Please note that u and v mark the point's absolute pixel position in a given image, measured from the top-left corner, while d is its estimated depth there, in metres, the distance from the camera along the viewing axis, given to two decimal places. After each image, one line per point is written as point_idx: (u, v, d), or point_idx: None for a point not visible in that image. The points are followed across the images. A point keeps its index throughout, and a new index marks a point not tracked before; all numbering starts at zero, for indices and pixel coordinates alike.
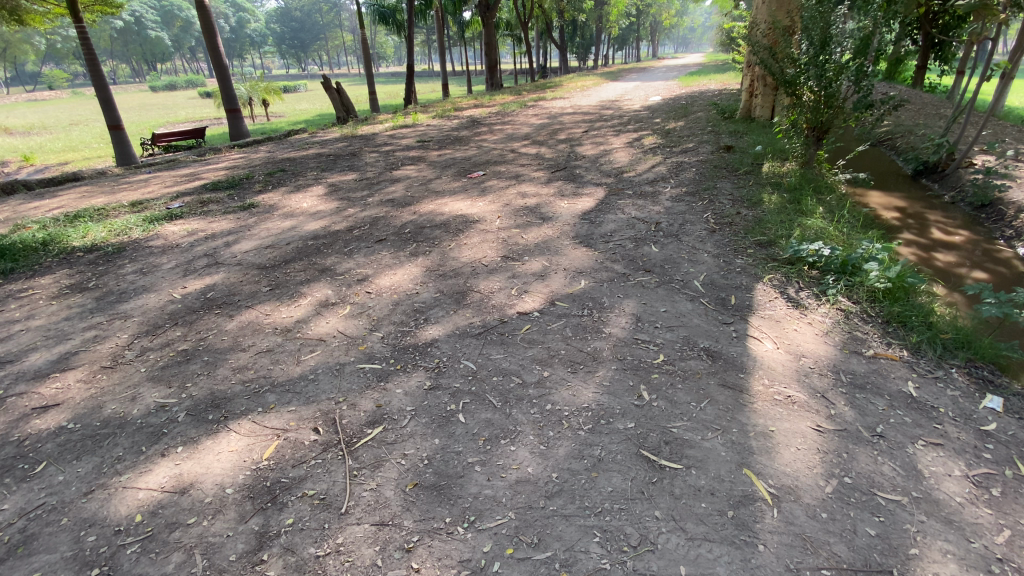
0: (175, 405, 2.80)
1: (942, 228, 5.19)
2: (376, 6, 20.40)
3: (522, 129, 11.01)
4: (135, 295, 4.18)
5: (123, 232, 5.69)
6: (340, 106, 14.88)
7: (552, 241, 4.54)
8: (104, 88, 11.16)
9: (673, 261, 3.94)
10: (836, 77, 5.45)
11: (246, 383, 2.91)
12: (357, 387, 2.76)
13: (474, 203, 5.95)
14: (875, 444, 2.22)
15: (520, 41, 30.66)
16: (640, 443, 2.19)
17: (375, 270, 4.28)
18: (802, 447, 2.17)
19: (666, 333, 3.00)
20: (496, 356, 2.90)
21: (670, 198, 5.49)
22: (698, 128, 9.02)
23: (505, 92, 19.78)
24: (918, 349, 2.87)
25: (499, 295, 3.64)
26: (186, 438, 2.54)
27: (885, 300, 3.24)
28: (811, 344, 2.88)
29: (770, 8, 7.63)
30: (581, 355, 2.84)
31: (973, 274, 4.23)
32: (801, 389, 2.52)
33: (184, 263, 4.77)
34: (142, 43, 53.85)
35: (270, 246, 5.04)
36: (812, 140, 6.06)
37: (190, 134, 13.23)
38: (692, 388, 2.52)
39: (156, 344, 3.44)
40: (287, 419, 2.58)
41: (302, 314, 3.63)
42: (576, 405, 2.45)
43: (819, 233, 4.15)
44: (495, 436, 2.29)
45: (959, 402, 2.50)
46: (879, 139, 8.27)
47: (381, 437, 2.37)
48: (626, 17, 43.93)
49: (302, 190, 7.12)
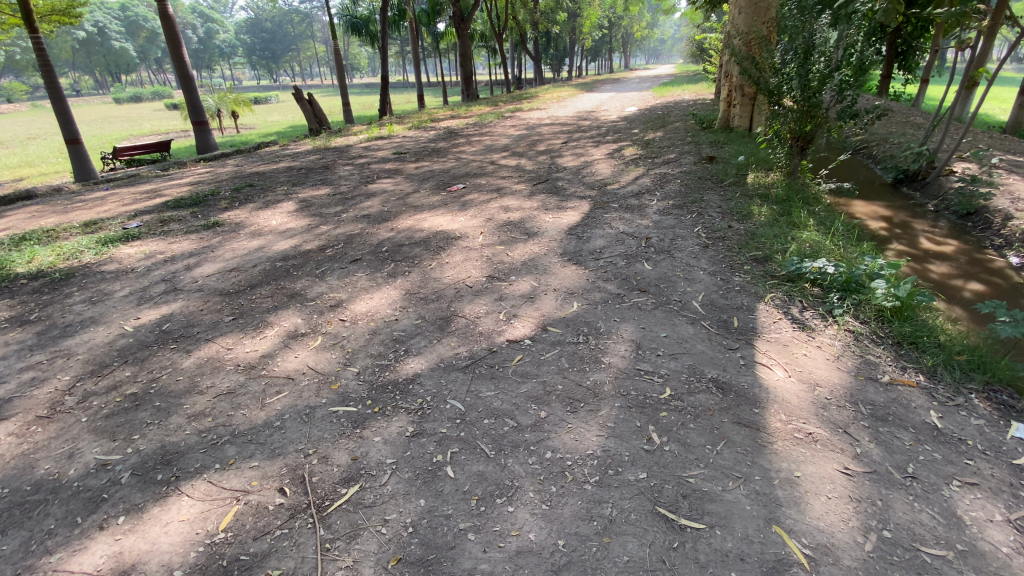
0: (119, 463, 2.43)
1: (930, 237, 5.15)
2: (348, 16, 20.06)
3: (501, 140, 10.84)
4: (81, 329, 3.76)
5: (74, 255, 5.22)
6: (313, 117, 14.46)
7: (538, 259, 4.29)
8: (61, 101, 10.55)
9: (668, 279, 3.74)
10: (820, 87, 5.35)
11: (202, 434, 2.56)
12: (330, 436, 2.44)
13: (454, 218, 5.69)
14: (909, 487, 2.01)
15: (494, 53, 30.74)
16: (655, 498, 1.95)
17: (350, 294, 3.97)
18: (832, 496, 1.95)
19: (670, 362, 2.77)
20: (486, 393, 2.62)
21: (658, 211, 5.31)
22: (678, 138, 8.95)
23: (483, 103, 19.72)
24: (934, 373, 2.71)
25: (485, 320, 3.37)
26: (129, 505, 2.18)
27: (893, 320, 3.08)
28: (824, 371, 2.69)
29: (748, 17, 7.65)
30: (580, 391, 2.58)
31: (970, 285, 4.16)
32: (821, 425, 2.31)
33: (138, 290, 4.36)
34: (106, 53, 52.02)
35: (235, 269, 4.66)
36: (796, 149, 5.99)
37: (154, 147, 12.65)
38: (705, 428, 2.29)
39: (101, 387, 3.05)
40: (249, 478, 2.25)
41: (267, 348, 3.29)
42: (579, 452, 2.19)
43: (816, 248, 4.01)
44: (490, 495, 2.01)
45: (987, 433, 2.31)
46: (857, 148, 8.33)
47: (357, 499, 2.07)
48: (599, 28, 44.62)
49: (271, 207, 6.73)
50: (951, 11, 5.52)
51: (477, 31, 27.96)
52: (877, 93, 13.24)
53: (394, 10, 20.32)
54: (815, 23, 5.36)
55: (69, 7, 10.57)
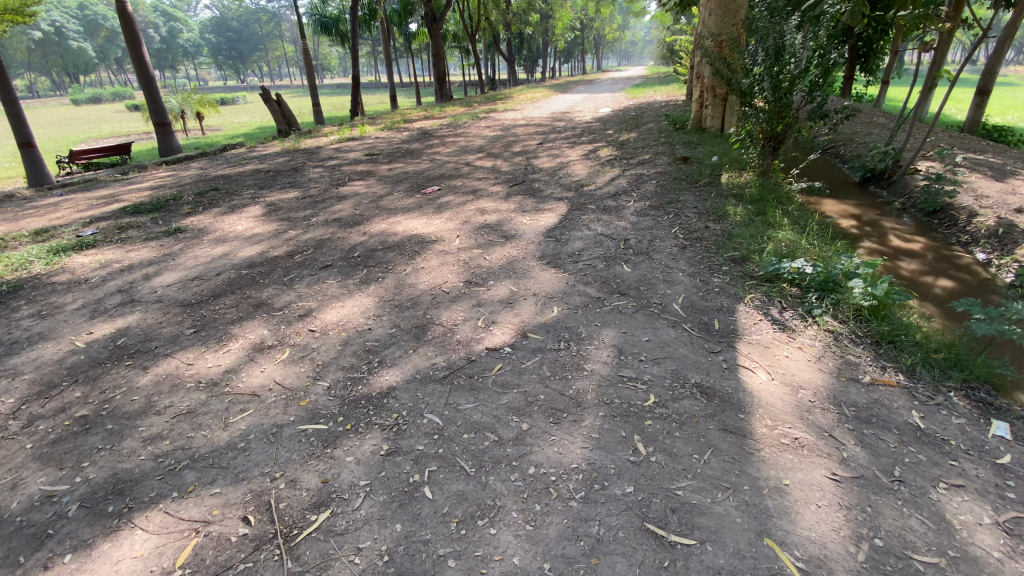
0: (66, 494, 2.23)
1: (899, 235, 5.25)
2: (317, 16, 19.61)
3: (476, 141, 10.72)
4: (28, 346, 3.49)
5: (22, 266, 4.89)
6: (282, 119, 14.08)
7: (517, 262, 4.20)
8: (12, 102, 10.02)
9: (648, 281, 3.69)
10: (791, 88, 5.38)
11: (159, 459, 2.37)
12: (299, 457, 2.29)
13: (430, 220, 5.56)
14: (897, 491, 1.98)
15: (468, 55, 30.47)
16: (644, 513, 1.87)
17: (320, 302, 3.80)
18: (822, 504, 1.90)
19: (653, 367, 2.71)
20: (465, 406, 2.51)
21: (635, 212, 5.28)
22: (652, 139, 8.98)
23: (457, 104, 19.59)
24: (913, 372, 2.72)
25: (463, 328, 3.26)
26: (77, 542, 2.00)
27: (872, 319, 3.09)
28: (806, 373, 2.66)
29: (719, 19, 7.74)
30: (563, 400, 2.49)
31: (940, 282, 4.24)
32: (806, 429, 2.28)
33: (92, 302, 4.09)
34: (62, 53, 49.84)
35: (198, 278, 4.43)
36: (768, 149, 6.04)
37: (114, 150, 12.14)
38: (691, 436, 2.23)
39: (48, 410, 2.81)
40: (210, 506, 2.09)
41: (230, 362, 3.11)
42: (563, 466, 2.10)
43: (792, 247, 4.03)
44: (471, 516, 1.91)
45: (969, 433, 2.32)
46: (824, 147, 8.51)
47: (328, 526, 1.94)
48: (572, 30, 44.89)
49: (237, 212, 6.46)
50: (914, 13, 5.53)
51: (450, 31, 27.77)
52: (841, 95, 13.60)
53: (364, 9, 19.91)
54: (784, 24, 5.39)
55: (23, 6, 9.99)
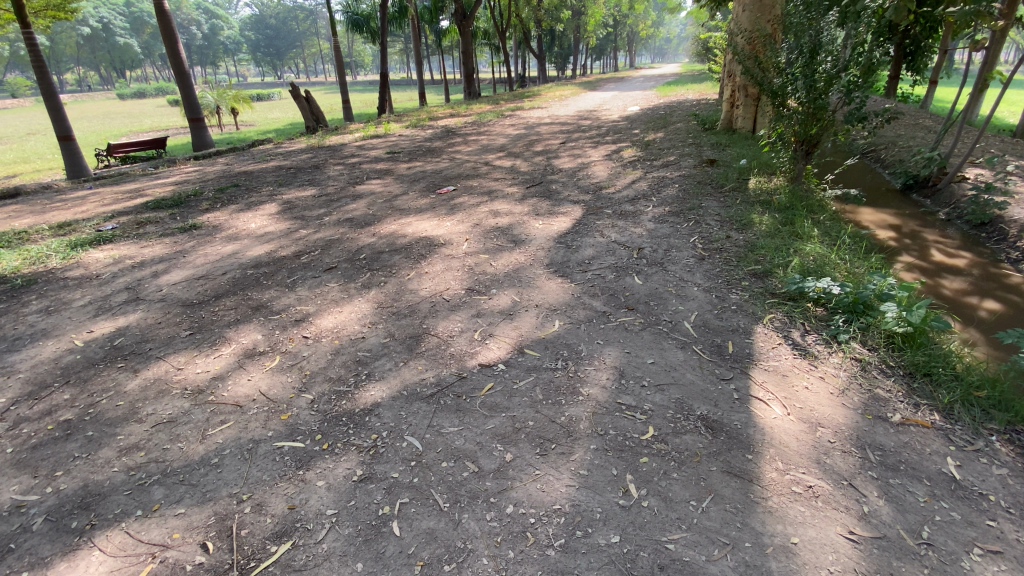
0: (34, 505, 2.14)
1: (942, 250, 4.84)
2: (349, 13, 19.72)
3: (498, 140, 10.56)
4: (29, 343, 3.49)
5: (39, 260, 4.96)
6: (310, 115, 14.23)
7: (523, 269, 4.02)
8: (53, 96, 10.35)
9: (658, 295, 3.46)
10: (827, 88, 5.00)
11: (131, 472, 2.28)
12: (269, 479, 2.17)
13: (440, 222, 5.43)
14: (924, 557, 1.72)
15: (497, 52, 30.19)
16: (628, 568, 1.68)
17: (318, 307, 3.70)
18: (835, 569, 1.66)
19: (655, 395, 2.49)
20: (448, 430, 2.35)
21: (652, 218, 5.02)
22: (678, 140, 8.64)
23: (484, 102, 19.53)
24: (950, 412, 2.42)
25: (459, 340, 3.10)
26: (34, 560, 1.91)
27: (905, 347, 2.79)
28: (826, 407, 2.40)
29: (752, 15, 7.35)
30: (553, 429, 2.30)
31: (986, 303, 3.87)
32: (822, 476, 2.02)
33: (98, 299, 4.11)
34: (111, 50, 51.97)
35: (203, 277, 4.40)
36: (800, 153, 5.58)
37: (148, 144, 12.49)
38: (690, 479, 2.01)
39: (34, 412, 2.76)
40: (171, 529, 1.98)
41: (219, 368, 3.03)
42: (545, 506, 1.92)
43: (820, 262, 3.73)
44: (438, 559, 1.75)
45: (1012, 486, 2.03)
46: (863, 151, 8.00)
47: (287, 560, 1.81)
48: (605, 26, 44.15)
49: (253, 209, 6.47)
50: (964, 10, 5.00)
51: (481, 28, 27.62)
52: (885, 94, 12.81)
53: (395, 6, 19.87)
54: (822, 20, 5.02)
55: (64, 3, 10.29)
